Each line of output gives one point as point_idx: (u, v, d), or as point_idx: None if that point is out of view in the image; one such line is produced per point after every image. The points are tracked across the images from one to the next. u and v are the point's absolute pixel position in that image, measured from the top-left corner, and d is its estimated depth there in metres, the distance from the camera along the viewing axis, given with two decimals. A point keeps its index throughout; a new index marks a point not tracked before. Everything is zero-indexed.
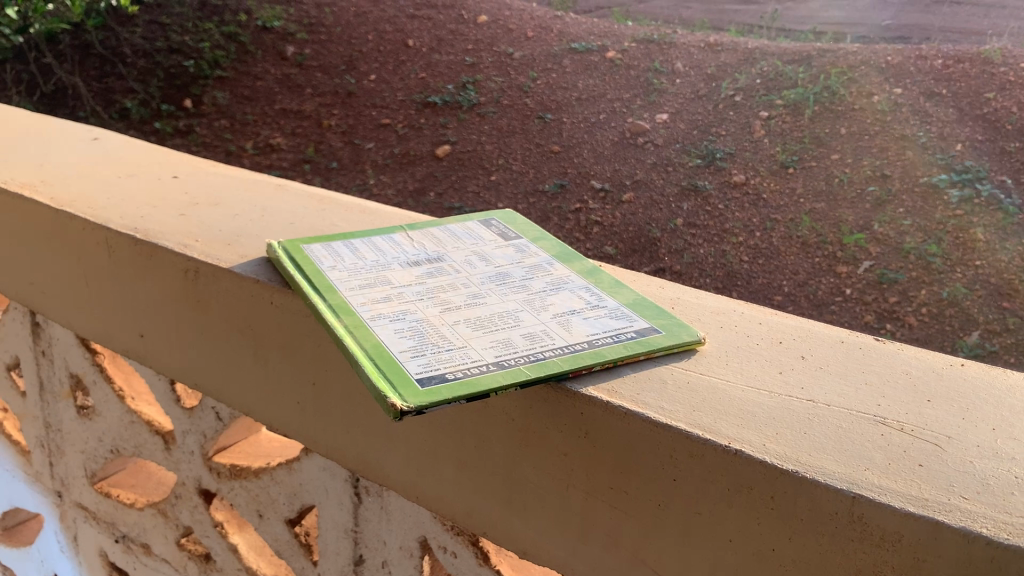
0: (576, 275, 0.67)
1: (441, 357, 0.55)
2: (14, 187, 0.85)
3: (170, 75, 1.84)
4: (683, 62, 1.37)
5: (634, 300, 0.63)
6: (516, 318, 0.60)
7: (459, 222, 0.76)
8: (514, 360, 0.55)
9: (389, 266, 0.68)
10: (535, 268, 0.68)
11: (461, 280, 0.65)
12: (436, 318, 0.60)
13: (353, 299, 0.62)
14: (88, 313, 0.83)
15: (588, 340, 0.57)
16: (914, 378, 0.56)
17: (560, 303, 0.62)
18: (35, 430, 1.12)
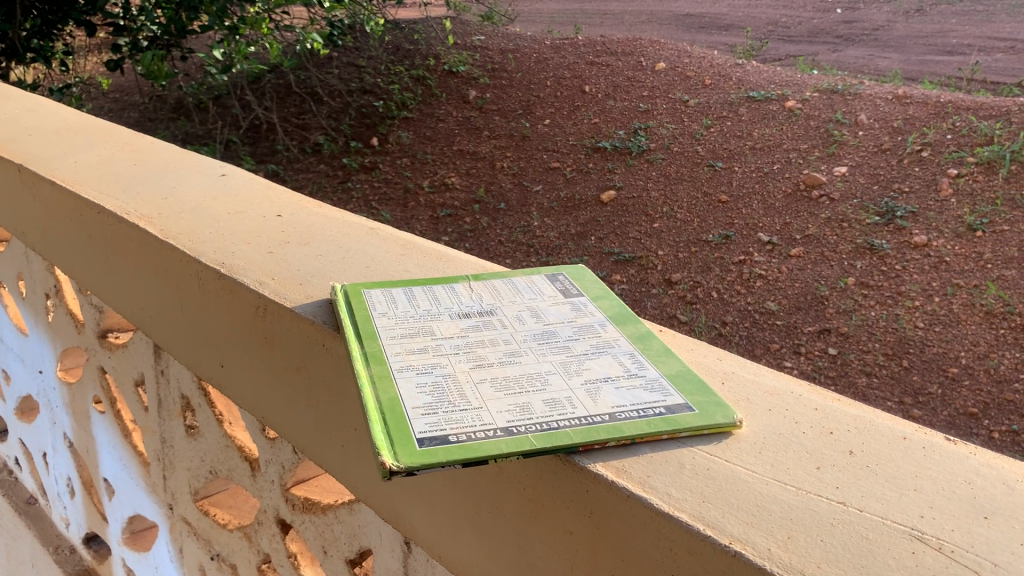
0: (624, 340, 0.64)
1: (452, 417, 0.53)
2: (133, 218, 0.92)
3: (364, 116, 3.42)
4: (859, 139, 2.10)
5: (678, 373, 0.59)
6: (544, 380, 0.58)
7: (526, 276, 0.75)
8: (524, 428, 0.52)
9: (441, 316, 0.67)
10: (586, 331, 0.65)
11: (504, 337, 0.64)
12: (462, 374, 0.58)
13: (392, 347, 0.62)
14: (181, 339, 0.87)
15: (611, 412, 0.54)
16: (976, 489, 0.49)
17: (597, 369, 0.59)
18: (154, 444, 1.19)
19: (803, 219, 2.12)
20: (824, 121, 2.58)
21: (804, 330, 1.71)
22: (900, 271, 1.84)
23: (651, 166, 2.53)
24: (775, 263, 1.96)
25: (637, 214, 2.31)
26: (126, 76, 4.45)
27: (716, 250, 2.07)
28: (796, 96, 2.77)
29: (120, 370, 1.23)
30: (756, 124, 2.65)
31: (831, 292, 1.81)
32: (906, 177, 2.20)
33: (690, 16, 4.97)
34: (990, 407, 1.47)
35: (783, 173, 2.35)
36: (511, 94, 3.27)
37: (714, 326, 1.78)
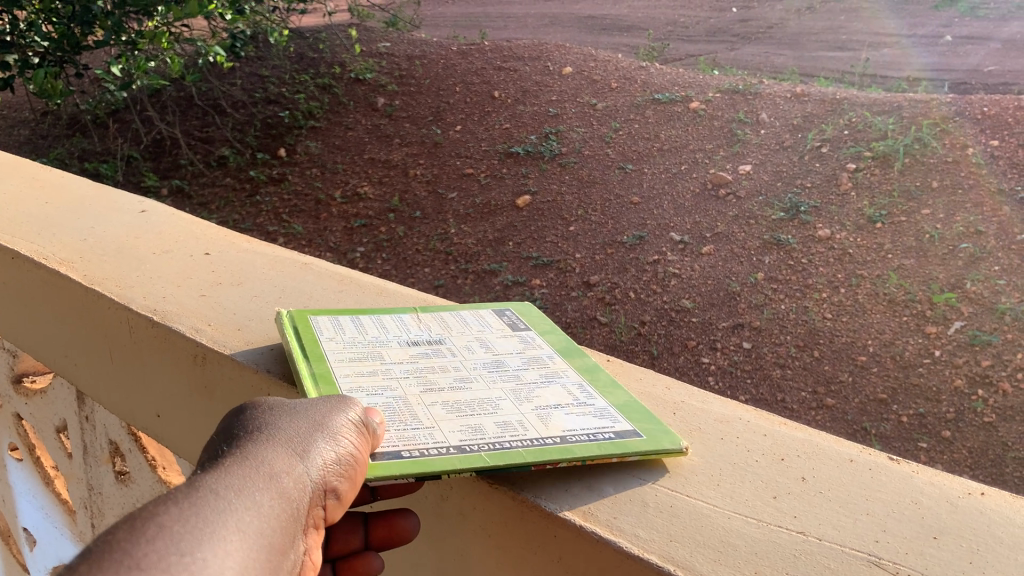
0: (573, 368, 0.64)
1: (403, 435, 0.53)
2: (51, 263, 0.89)
3: (270, 126, 3.33)
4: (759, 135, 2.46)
5: (625, 401, 0.60)
6: (497, 403, 0.58)
7: (470, 313, 0.76)
8: (477, 446, 0.52)
9: (388, 343, 0.67)
10: (534, 360, 0.65)
11: (450, 363, 0.64)
12: (412, 398, 0.58)
13: (342, 368, 0.61)
14: (111, 388, 0.84)
15: (562, 435, 0.54)
16: (926, 509, 0.52)
17: (550, 395, 0.60)
18: (79, 492, 1.15)
19: (712, 218, 2.14)
20: (727, 121, 2.63)
21: (718, 326, 1.77)
22: (806, 265, 1.90)
23: (564, 170, 2.54)
24: (687, 262, 1.99)
25: (552, 219, 2.31)
26: (15, 94, 4.23)
27: (631, 250, 2.09)
28: (699, 96, 2.82)
29: (38, 416, 1.18)
30: (663, 125, 2.68)
31: (742, 288, 1.86)
32: (808, 174, 2.24)
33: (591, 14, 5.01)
34: (899, 390, 1.56)
35: (690, 173, 2.38)
36: (421, 101, 3.24)
37: (633, 326, 1.83)
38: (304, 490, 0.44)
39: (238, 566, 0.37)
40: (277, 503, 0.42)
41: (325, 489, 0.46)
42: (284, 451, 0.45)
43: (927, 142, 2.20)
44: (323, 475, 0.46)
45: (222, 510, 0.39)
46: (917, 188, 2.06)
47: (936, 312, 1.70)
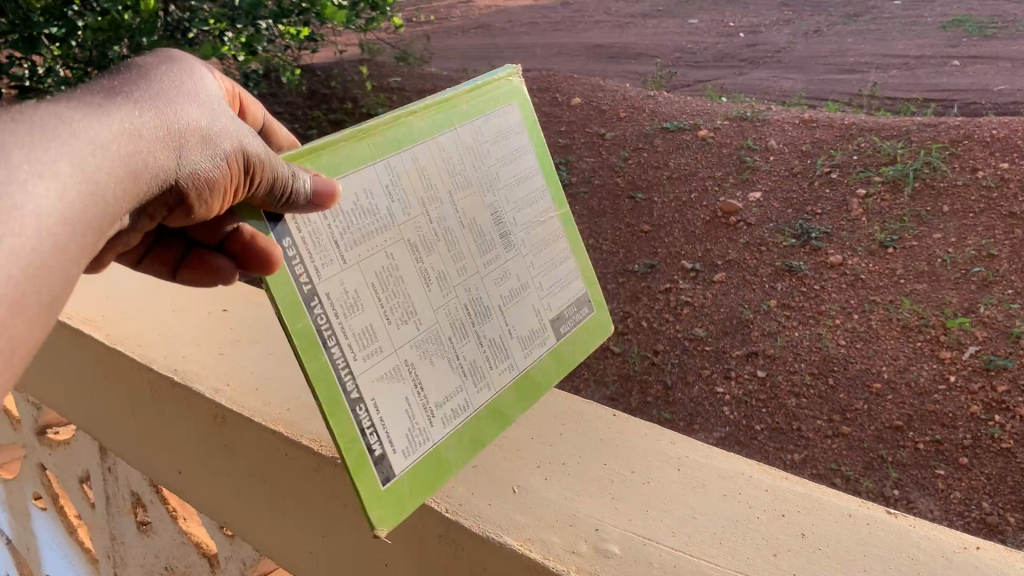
0: (471, 403, 0.79)
1: (320, 253, 0.70)
2: (75, 323, 0.93)
3: None
4: (773, 142, 2.49)
5: (436, 465, 0.74)
6: (406, 337, 0.74)
7: (545, 299, 0.92)
8: (322, 320, 0.68)
9: (469, 213, 0.84)
10: (480, 366, 0.80)
11: (454, 278, 0.81)
12: (396, 238, 0.76)
13: (416, 162, 0.80)
14: (134, 444, 0.88)
15: (360, 403, 0.69)
16: (915, 562, 0.67)
17: (429, 386, 0.75)
18: (103, 541, 1.18)
19: (723, 245, 2.15)
20: (736, 146, 2.52)
21: (732, 354, 1.82)
22: (819, 291, 1.93)
23: (575, 202, 2.48)
24: (698, 290, 2.03)
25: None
26: None
27: (642, 280, 2.10)
28: (709, 122, 2.70)
29: (62, 468, 1.21)
30: (672, 154, 2.55)
31: (754, 315, 1.90)
32: (818, 199, 2.24)
33: (594, 26, 4.89)
34: (915, 418, 1.57)
35: (700, 201, 2.34)
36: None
37: (646, 356, 1.86)
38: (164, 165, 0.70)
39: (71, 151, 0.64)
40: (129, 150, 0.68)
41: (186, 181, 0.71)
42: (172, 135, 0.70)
43: (937, 166, 2.17)
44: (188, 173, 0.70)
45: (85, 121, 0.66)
46: (928, 213, 2.07)
47: (950, 337, 1.71)
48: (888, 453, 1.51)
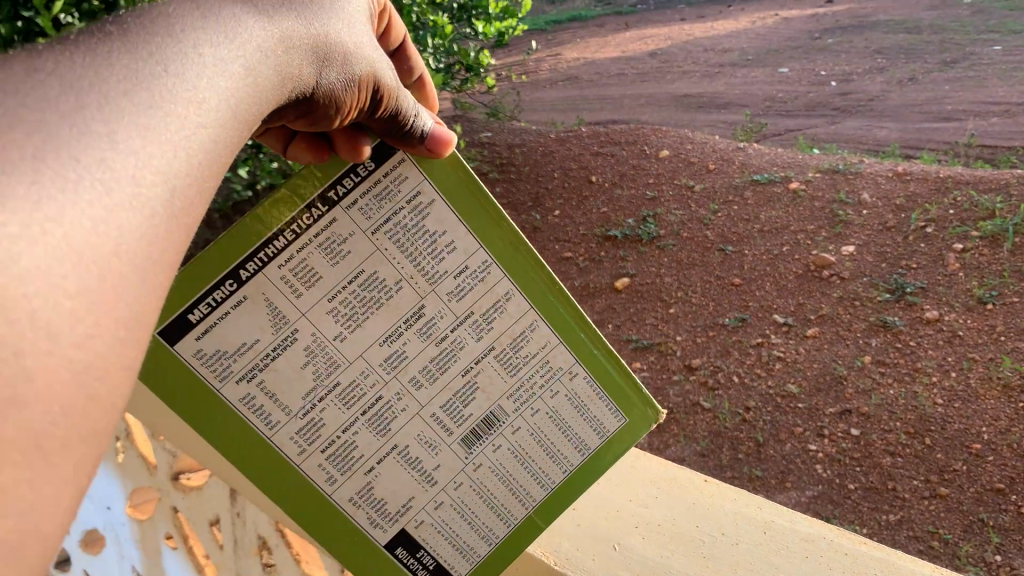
0: (292, 452, 0.73)
1: (334, 227, 0.71)
2: None
3: None
4: (869, 193, 2.46)
5: (217, 422, 0.72)
6: (331, 346, 0.72)
7: (475, 534, 0.80)
8: (283, 254, 0.70)
9: (509, 410, 0.78)
10: (333, 454, 0.74)
11: (416, 393, 0.75)
12: (426, 300, 0.74)
13: (526, 316, 0.77)
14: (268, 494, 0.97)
15: (230, 328, 0.70)
16: None
17: (291, 393, 0.72)
18: None
19: (816, 298, 2.19)
20: (828, 201, 2.48)
21: (826, 412, 1.87)
22: (915, 347, 1.95)
23: (661, 253, 2.55)
24: (791, 344, 2.08)
25: (652, 301, 2.39)
26: None
27: (732, 333, 2.18)
28: (800, 175, 2.64)
29: (194, 511, 1.33)
30: (763, 207, 2.56)
31: (849, 372, 1.95)
32: (913, 254, 2.21)
33: (681, 69, 4.35)
34: (1017, 480, 1.62)
35: (792, 254, 2.35)
36: (521, 189, 3.08)
37: (738, 412, 1.96)
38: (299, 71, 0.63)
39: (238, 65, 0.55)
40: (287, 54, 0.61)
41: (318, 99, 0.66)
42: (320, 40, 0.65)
43: None
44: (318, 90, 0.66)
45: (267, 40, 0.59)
46: None
47: None
48: (986, 515, 1.58)
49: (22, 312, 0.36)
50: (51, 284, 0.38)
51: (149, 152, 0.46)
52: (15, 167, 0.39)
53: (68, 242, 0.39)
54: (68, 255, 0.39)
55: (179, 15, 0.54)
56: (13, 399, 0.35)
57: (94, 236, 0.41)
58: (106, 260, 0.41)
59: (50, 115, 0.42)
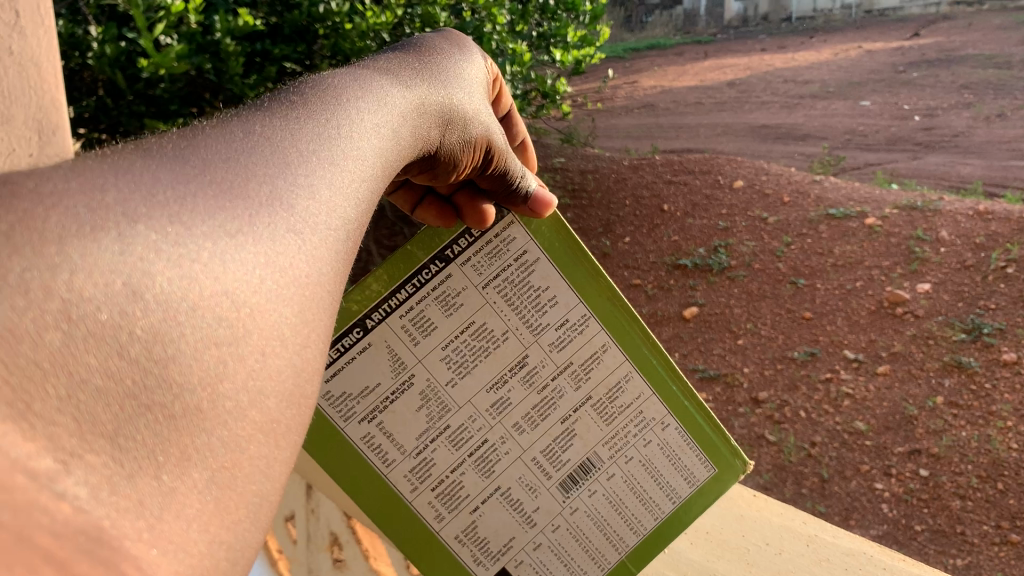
0: (405, 487, 1.04)
1: (471, 319, 1.03)
2: None
3: None
4: (948, 230, 2.27)
5: (345, 452, 1.03)
6: (455, 405, 1.02)
7: (572, 562, 1.07)
8: (440, 342, 1.02)
9: (601, 454, 1.06)
10: (445, 490, 1.04)
11: (518, 438, 1.04)
12: (529, 350, 1.04)
13: (621, 365, 1.07)
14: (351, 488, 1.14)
15: (394, 389, 1.02)
16: None
17: (405, 434, 1.02)
18: None
19: (889, 336, 2.16)
20: (904, 237, 2.34)
21: (895, 451, 1.92)
22: (990, 390, 1.92)
23: (732, 283, 2.54)
24: (861, 382, 2.10)
25: (721, 332, 2.44)
26: None
27: (800, 368, 2.22)
28: (877, 210, 2.43)
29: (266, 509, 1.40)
30: (838, 241, 2.45)
31: (920, 412, 1.96)
32: (992, 293, 2.10)
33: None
34: None
35: (865, 290, 2.30)
36: (591, 215, 3.04)
37: (803, 446, 2.04)
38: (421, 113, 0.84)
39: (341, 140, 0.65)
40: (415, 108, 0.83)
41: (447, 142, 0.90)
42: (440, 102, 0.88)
43: None
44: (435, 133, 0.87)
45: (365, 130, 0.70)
46: None
47: None
48: None
49: (210, 367, 0.44)
50: (236, 349, 0.46)
51: (302, 245, 0.56)
52: (189, 242, 0.47)
53: (251, 321, 0.48)
54: (254, 332, 0.48)
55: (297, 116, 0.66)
56: (223, 422, 0.44)
57: (267, 312, 0.49)
58: (280, 340, 0.50)
59: (223, 209, 0.52)
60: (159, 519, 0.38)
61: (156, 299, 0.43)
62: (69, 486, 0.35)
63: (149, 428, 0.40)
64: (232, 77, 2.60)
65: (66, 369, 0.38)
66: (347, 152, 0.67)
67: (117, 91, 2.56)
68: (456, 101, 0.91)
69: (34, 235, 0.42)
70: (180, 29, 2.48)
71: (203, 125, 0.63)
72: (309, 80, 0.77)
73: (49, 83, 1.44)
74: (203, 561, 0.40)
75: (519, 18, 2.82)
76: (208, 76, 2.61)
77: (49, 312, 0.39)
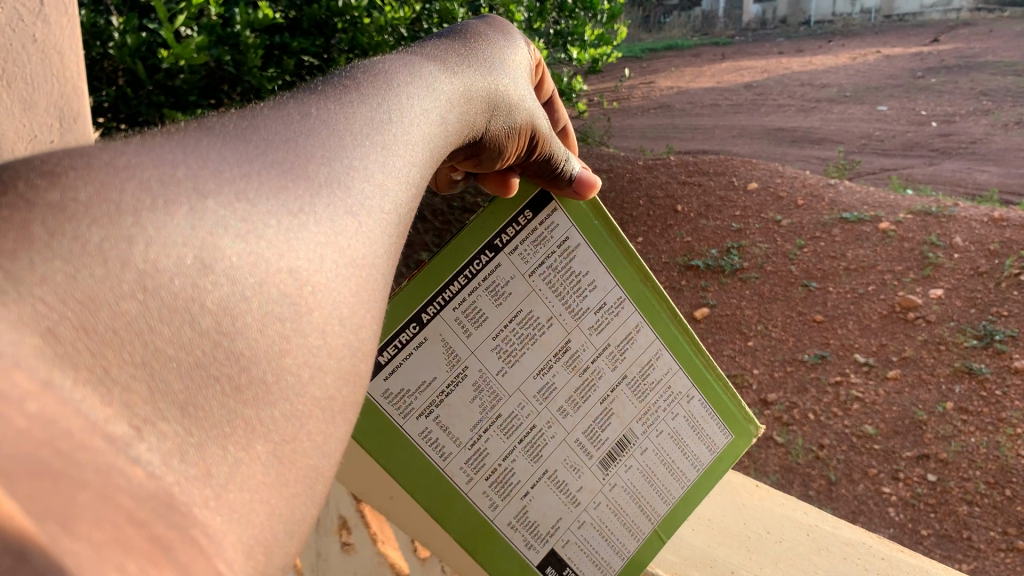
0: (461, 482, 0.92)
1: (511, 296, 0.93)
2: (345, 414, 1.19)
3: None
4: (963, 236, 2.24)
5: (398, 453, 0.90)
6: (499, 386, 0.93)
7: (614, 555, 0.99)
8: (488, 324, 0.92)
9: (639, 431, 0.99)
10: (494, 484, 0.93)
11: (565, 423, 0.95)
12: (574, 332, 0.96)
13: (654, 343, 1.00)
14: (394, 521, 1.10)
15: (441, 376, 0.91)
16: None
17: (460, 425, 0.91)
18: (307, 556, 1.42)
19: (900, 339, 2.09)
20: (918, 242, 2.29)
21: (902, 455, 1.86)
22: (1000, 397, 1.88)
23: (745, 285, 2.43)
24: (870, 385, 2.02)
25: (730, 333, 2.32)
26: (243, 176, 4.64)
27: (811, 370, 2.13)
28: (891, 215, 2.40)
29: None
30: (850, 245, 2.38)
31: (929, 418, 1.90)
32: (1005, 300, 2.05)
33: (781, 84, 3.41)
34: None
35: (878, 295, 2.22)
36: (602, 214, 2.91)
37: (811, 449, 1.95)
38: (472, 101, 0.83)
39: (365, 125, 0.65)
40: (467, 100, 0.82)
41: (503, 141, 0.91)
42: (492, 94, 0.88)
43: None
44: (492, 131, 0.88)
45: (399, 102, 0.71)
46: None
47: None
48: None
49: (273, 341, 0.45)
50: (299, 329, 0.47)
51: (360, 225, 0.56)
52: (257, 219, 0.48)
53: (315, 298, 0.49)
54: (316, 311, 0.48)
55: (334, 100, 0.66)
56: (286, 396, 0.45)
57: (327, 288, 0.50)
58: (339, 319, 0.50)
59: (289, 188, 0.52)
60: (225, 491, 0.39)
61: (226, 273, 0.44)
62: (143, 452, 0.36)
63: (218, 401, 0.41)
64: (251, 69, 2.62)
65: (146, 339, 0.39)
66: (397, 139, 0.67)
67: (137, 81, 2.57)
68: (505, 88, 0.90)
69: (112, 207, 0.43)
70: (200, 20, 2.51)
71: (264, 106, 0.64)
72: (358, 66, 0.77)
73: (72, 69, 1.49)
74: (266, 530, 0.41)
75: (536, 14, 2.80)
76: (227, 68, 2.63)
77: (127, 282, 0.40)
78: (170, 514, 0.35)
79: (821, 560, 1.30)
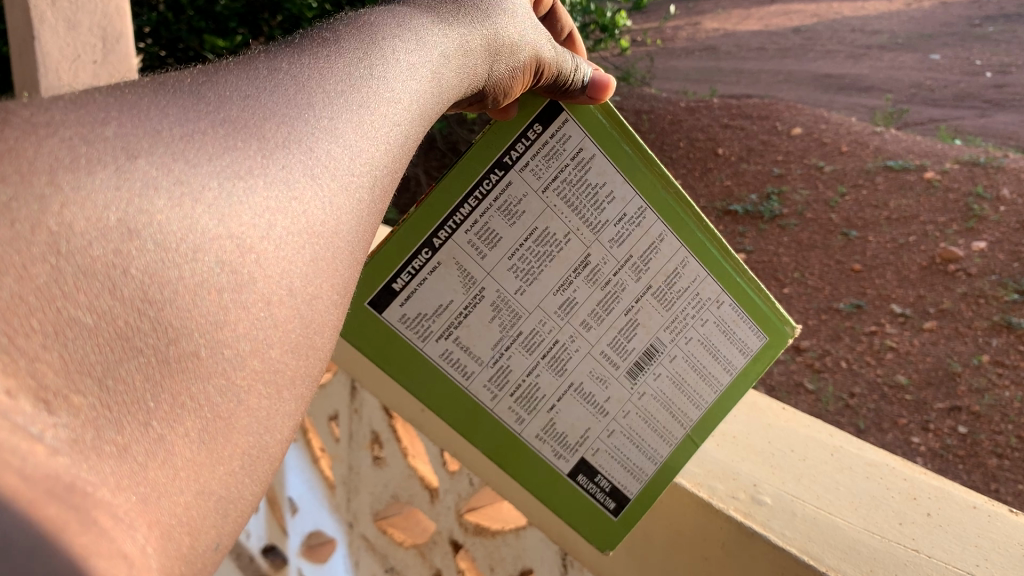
0: (486, 396, 1.16)
1: (536, 228, 1.14)
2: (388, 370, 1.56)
3: None
4: (1009, 188, 1.89)
5: (426, 370, 1.15)
6: (521, 303, 1.14)
7: (641, 453, 1.22)
8: (511, 253, 1.13)
9: (667, 340, 1.20)
10: (518, 396, 1.17)
11: (586, 334, 1.17)
12: (591, 249, 1.16)
13: (678, 252, 1.20)
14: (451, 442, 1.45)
15: (466, 300, 1.13)
16: None
17: (480, 346, 1.14)
18: (342, 470, 1.81)
19: (937, 291, 1.89)
20: (963, 193, 1.96)
21: (934, 406, 1.75)
22: None
23: (781, 231, 2.24)
24: (906, 335, 1.88)
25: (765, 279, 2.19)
26: None
27: (845, 319, 2.00)
28: (937, 163, 2.02)
29: (319, 411, 1.85)
30: (894, 194, 2.09)
31: (964, 369, 1.77)
32: None
33: (827, 31, 2.28)
34: None
35: (920, 246, 2.00)
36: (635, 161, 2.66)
37: (841, 397, 1.88)
38: (478, 64, 0.99)
39: (346, 68, 0.75)
40: (467, 58, 0.95)
41: (513, 79, 1.07)
42: (495, 44, 1.02)
43: None
44: (498, 78, 1.04)
45: (393, 45, 0.82)
46: None
47: None
48: None
49: (206, 314, 0.52)
50: (235, 296, 0.55)
51: (319, 190, 0.64)
52: (194, 185, 0.54)
53: (256, 265, 0.57)
54: (255, 280, 0.56)
55: (351, 49, 0.78)
56: (216, 369, 0.52)
57: (272, 254, 0.58)
58: (285, 284, 0.59)
59: (237, 148, 0.59)
60: (146, 471, 0.46)
61: (152, 238, 0.50)
62: (45, 427, 0.41)
63: (141, 371, 0.47)
64: None
65: (57, 306, 0.44)
66: (380, 94, 0.76)
67: (178, 6, 2.61)
68: (503, 32, 1.04)
69: (24, 163, 0.47)
70: None
71: (236, 63, 0.70)
72: (351, 17, 0.86)
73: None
74: (188, 511, 0.48)
75: None
76: None
77: (39, 245, 0.44)
78: (69, 496, 0.40)
79: (843, 479, 1.34)
